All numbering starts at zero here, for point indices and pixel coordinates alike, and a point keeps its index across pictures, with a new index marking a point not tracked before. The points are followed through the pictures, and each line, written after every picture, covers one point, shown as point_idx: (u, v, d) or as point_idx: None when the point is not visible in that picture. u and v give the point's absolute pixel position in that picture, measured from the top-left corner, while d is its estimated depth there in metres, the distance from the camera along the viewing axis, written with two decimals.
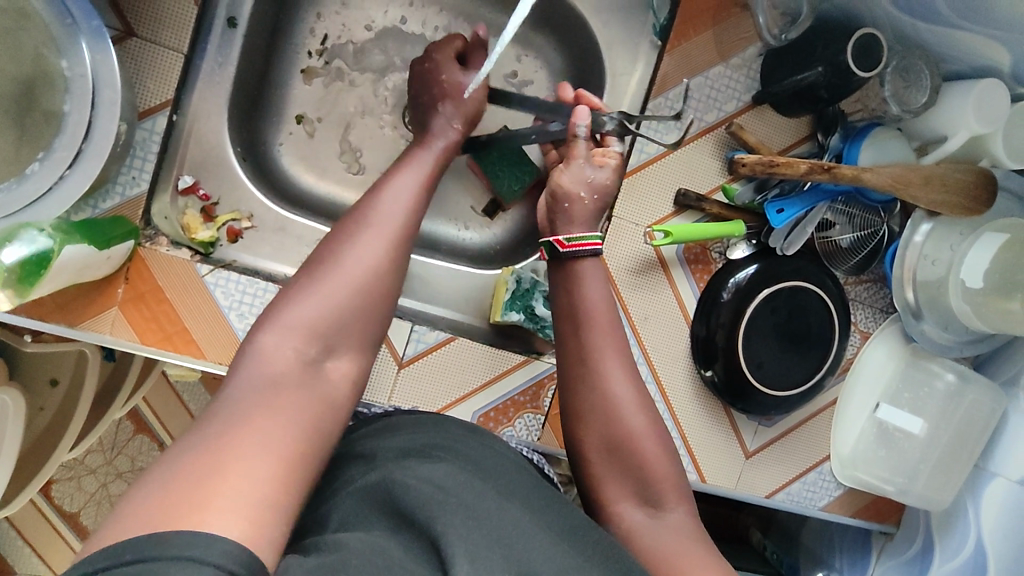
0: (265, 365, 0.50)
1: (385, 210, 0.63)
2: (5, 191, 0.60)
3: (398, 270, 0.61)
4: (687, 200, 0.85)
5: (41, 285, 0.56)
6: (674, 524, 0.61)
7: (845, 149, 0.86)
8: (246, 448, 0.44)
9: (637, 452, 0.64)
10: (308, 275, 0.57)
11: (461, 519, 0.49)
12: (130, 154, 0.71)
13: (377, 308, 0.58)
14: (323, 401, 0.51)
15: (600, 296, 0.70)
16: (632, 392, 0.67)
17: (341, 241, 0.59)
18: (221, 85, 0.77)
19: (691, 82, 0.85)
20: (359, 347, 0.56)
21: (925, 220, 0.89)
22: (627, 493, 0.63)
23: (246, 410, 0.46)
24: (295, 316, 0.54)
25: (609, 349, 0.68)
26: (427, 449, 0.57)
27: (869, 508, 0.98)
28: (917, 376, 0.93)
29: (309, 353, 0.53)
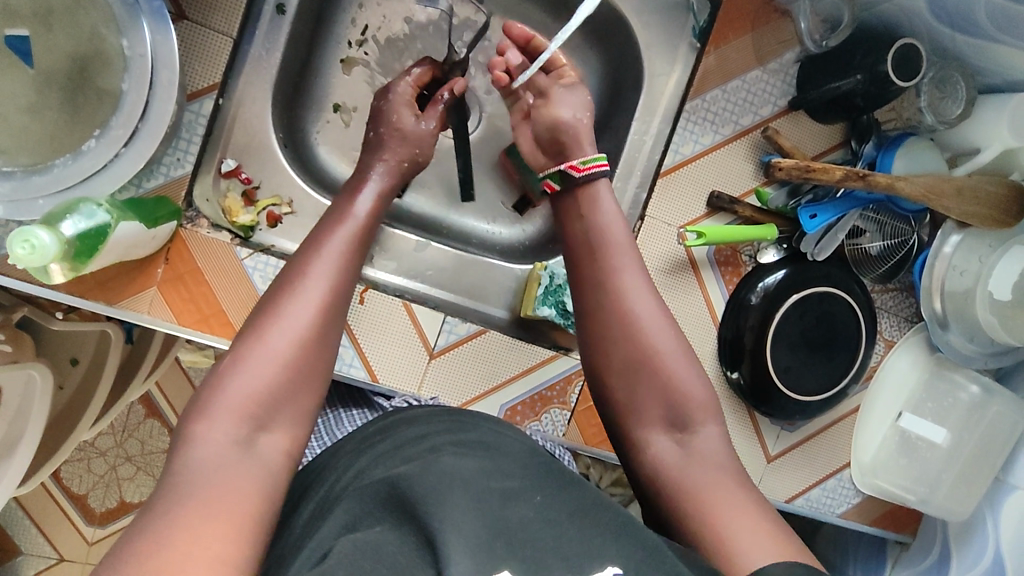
0: (198, 456, 0.49)
1: (314, 273, 0.59)
2: (61, 166, 0.61)
3: (327, 337, 0.58)
4: (721, 203, 0.85)
5: (97, 259, 0.57)
6: (705, 443, 0.62)
7: (879, 158, 0.87)
8: (197, 520, 0.45)
9: (660, 370, 0.64)
10: (235, 351, 0.55)
11: (457, 505, 0.50)
12: (177, 135, 0.72)
13: (310, 379, 0.56)
14: (262, 478, 0.50)
15: (617, 225, 0.70)
16: (654, 306, 0.66)
17: (268, 311, 0.57)
18: (267, 70, 0.78)
19: (728, 85, 0.86)
20: (297, 417, 0.55)
21: (954, 231, 0.89)
22: (656, 418, 0.63)
23: (190, 493, 0.47)
24: (223, 402, 0.52)
25: (625, 271, 0.67)
26: (427, 438, 0.58)
27: (888, 517, 0.98)
28: (941, 387, 0.94)
29: (242, 435, 0.51)
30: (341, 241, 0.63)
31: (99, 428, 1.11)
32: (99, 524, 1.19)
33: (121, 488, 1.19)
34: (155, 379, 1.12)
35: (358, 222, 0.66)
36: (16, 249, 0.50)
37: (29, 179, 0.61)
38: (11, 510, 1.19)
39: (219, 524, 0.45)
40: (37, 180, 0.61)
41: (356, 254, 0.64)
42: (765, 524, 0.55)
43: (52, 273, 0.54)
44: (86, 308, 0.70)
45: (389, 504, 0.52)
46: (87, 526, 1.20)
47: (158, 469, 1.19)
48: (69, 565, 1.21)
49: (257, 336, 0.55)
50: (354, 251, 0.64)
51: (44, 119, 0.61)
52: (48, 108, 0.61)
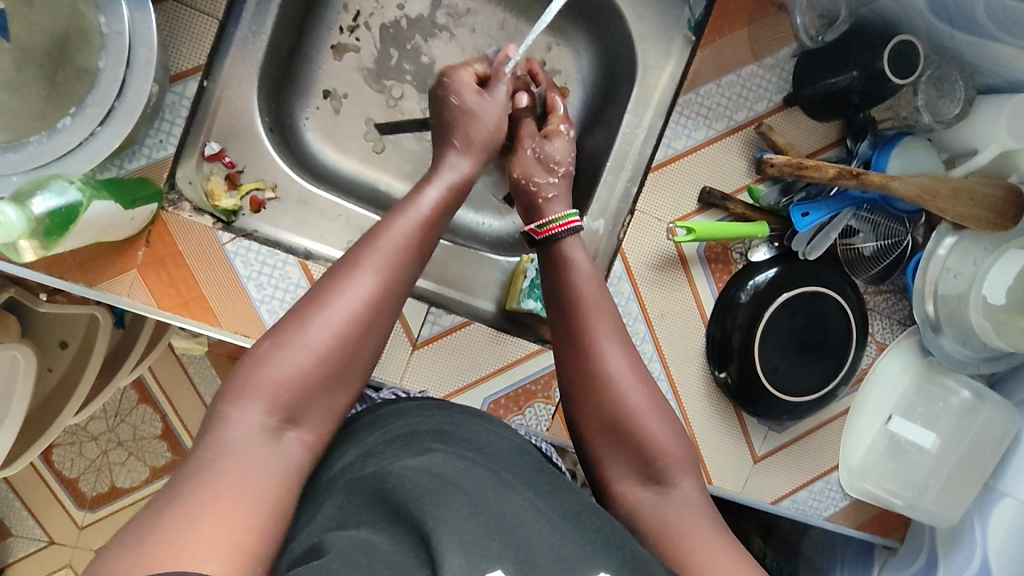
0: (226, 435, 0.48)
1: (363, 268, 0.56)
2: (35, 144, 0.59)
3: (375, 335, 0.55)
4: (712, 199, 0.84)
5: (66, 240, 0.56)
6: (684, 500, 0.60)
7: (874, 156, 0.85)
8: (216, 500, 0.43)
9: (638, 431, 0.61)
10: (276, 335, 0.52)
11: (454, 503, 0.49)
12: (159, 116, 0.71)
13: (349, 378, 0.54)
14: (285, 462, 0.49)
15: (586, 277, 0.67)
16: (630, 366, 0.64)
17: (314, 300, 0.54)
18: (254, 54, 0.77)
19: (722, 80, 0.85)
20: (328, 411, 0.53)
21: (950, 233, 0.88)
22: (632, 474, 0.62)
23: (210, 469, 0.45)
24: (258, 385, 0.50)
25: (599, 329, 0.65)
26: (417, 433, 0.57)
27: (875, 521, 0.96)
28: (932, 391, 0.93)
29: (274, 423, 0.50)
30: (402, 235, 0.59)
31: (89, 413, 1.11)
32: (90, 508, 1.19)
33: (112, 473, 1.19)
34: (146, 366, 1.12)
35: (423, 214, 0.62)
36: None
37: (2, 156, 0.59)
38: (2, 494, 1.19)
39: (239, 497, 0.44)
40: (10, 157, 0.59)
41: (412, 251, 0.59)
42: (747, 569, 0.54)
43: (22, 251, 0.53)
44: (66, 290, 0.70)
45: (377, 498, 0.51)
46: (78, 510, 1.19)
47: (149, 455, 1.19)
48: (59, 548, 1.21)
49: (299, 323, 0.53)
50: (415, 246, 0.60)
51: (22, 96, 0.62)
52: (27, 85, 0.62)
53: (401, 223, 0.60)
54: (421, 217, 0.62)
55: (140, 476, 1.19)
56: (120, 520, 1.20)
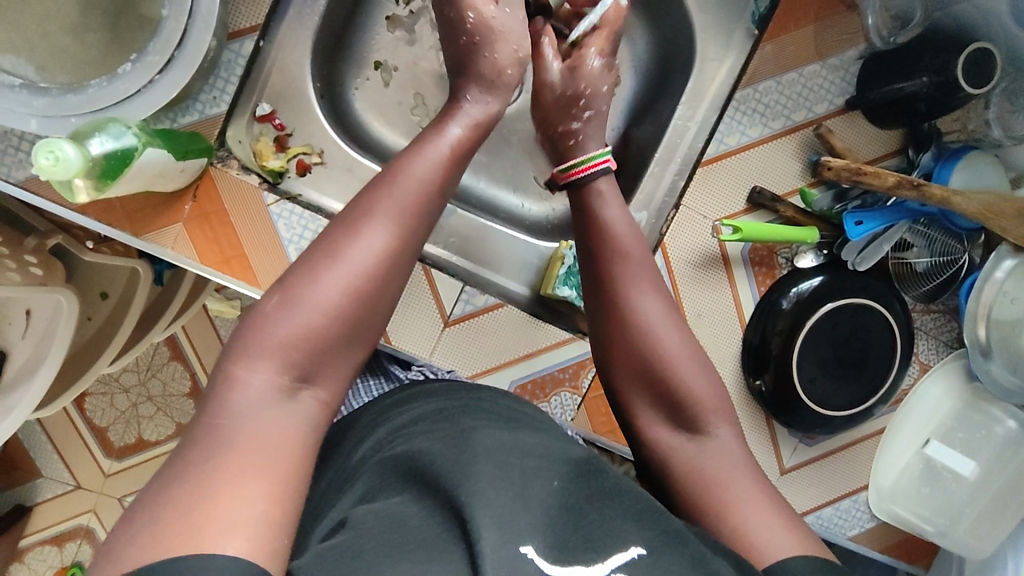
0: (240, 397, 0.46)
1: (374, 221, 0.54)
2: (95, 87, 0.60)
3: (388, 291, 0.54)
4: (762, 199, 0.82)
5: (119, 184, 0.57)
6: (720, 448, 0.59)
7: (936, 169, 0.81)
8: (239, 468, 0.43)
9: (672, 375, 0.60)
10: (284, 290, 0.51)
11: (485, 472, 0.48)
12: (215, 73, 0.72)
13: (364, 333, 0.53)
14: (306, 427, 0.48)
15: (624, 224, 0.66)
16: (662, 309, 0.63)
17: (324, 254, 0.52)
18: (310, 19, 0.77)
19: (783, 77, 0.82)
20: (341, 371, 0.52)
21: (1011, 255, 0.83)
22: (663, 418, 0.61)
23: (231, 437, 0.44)
24: (267, 343, 0.49)
25: (631, 277, 0.63)
26: (449, 411, 0.58)
27: (901, 546, 0.92)
28: (975, 419, 0.90)
29: (286, 383, 0.49)
30: (412, 185, 0.57)
31: (124, 364, 1.14)
32: (116, 458, 1.22)
33: (140, 426, 1.22)
34: (181, 324, 1.14)
35: (438, 165, 0.60)
36: (40, 158, 0.50)
37: (64, 97, 0.59)
38: (34, 436, 1.22)
39: (259, 472, 0.43)
40: (71, 98, 0.59)
41: (427, 205, 0.57)
42: (785, 518, 0.53)
43: (75, 190, 0.54)
44: (114, 237, 0.71)
45: (405, 477, 0.50)
46: (104, 459, 1.22)
47: (176, 411, 1.22)
48: (83, 494, 1.23)
49: (306, 280, 0.51)
50: (428, 200, 0.58)
51: (86, 40, 0.63)
52: (90, 30, 0.64)
53: (412, 172, 0.58)
54: (435, 171, 0.59)
55: (166, 431, 1.22)
56: (144, 472, 1.23)
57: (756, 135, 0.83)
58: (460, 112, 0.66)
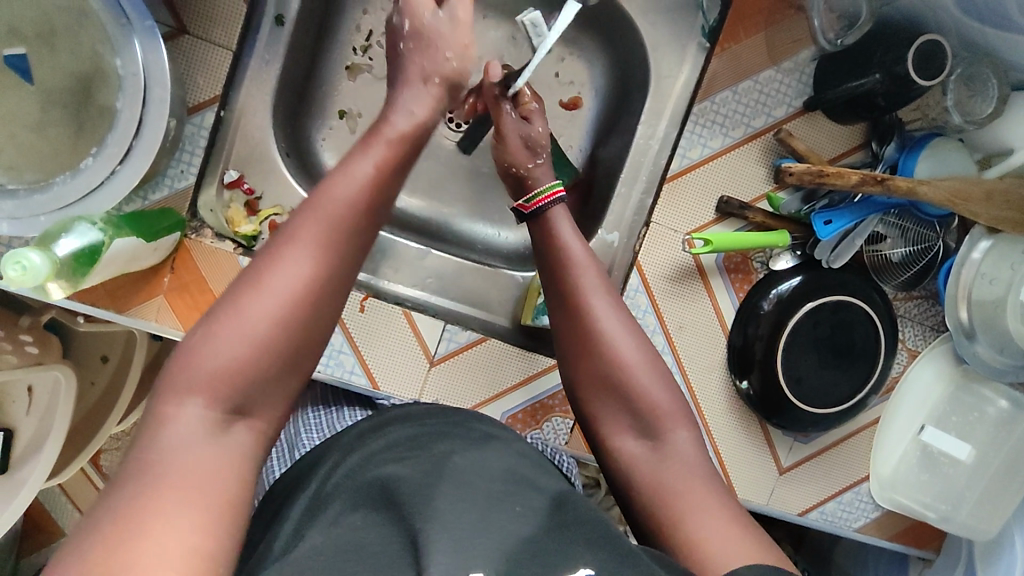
0: (172, 432, 0.46)
1: (299, 246, 0.53)
2: (60, 184, 0.63)
3: (319, 315, 0.53)
4: (730, 208, 0.83)
5: (92, 276, 0.60)
6: (677, 454, 0.60)
7: (901, 160, 0.82)
8: (164, 501, 0.42)
9: (629, 385, 0.62)
10: (210, 323, 0.50)
11: (448, 497, 0.48)
12: (180, 147, 0.73)
13: (300, 359, 0.53)
14: (240, 458, 0.48)
15: (578, 246, 0.68)
16: (618, 320, 0.64)
17: (248, 285, 0.51)
18: (268, 82, 0.78)
19: (739, 86, 0.83)
20: (277, 398, 0.52)
21: (985, 237, 0.84)
22: (625, 426, 0.62)
23: (160, 468, 0.44)
24: (195, 376, 0.48)
25: (586, 286, 0.65)
26: (417, 421, 0.58)
27: (909, 532, 0.93)
28: (968, 401, 0.90)
29: (219, 415, 0.48)
30: (336, 203, 0.55)
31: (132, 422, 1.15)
32: None
33: None
34: None
35: (362, 179, 0.57)
36: (8, 270, 0.53)
37: (31, 198, 0.62)
38: (55, 497, 1.25)
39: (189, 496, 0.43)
40: (39, 198, 0.62)
41: (351, 225, 0.55)
42: (737, 525, 0.55)
43: (51, 290, 0.57)
44: (98, 316, 0.72)
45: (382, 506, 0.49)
46: None
47: None
48: None
49: (234, 309, 0.50)
50: (356, 217, 0.56)
51: (49, 136, 0.64)
52: (52, 126, 0.64)
53: (337, 189, 0.56)
54: (360, 188, 0.57)
55: None
56: None
57: (720, 144, 0.84)
58: (380, 129, 0.62)
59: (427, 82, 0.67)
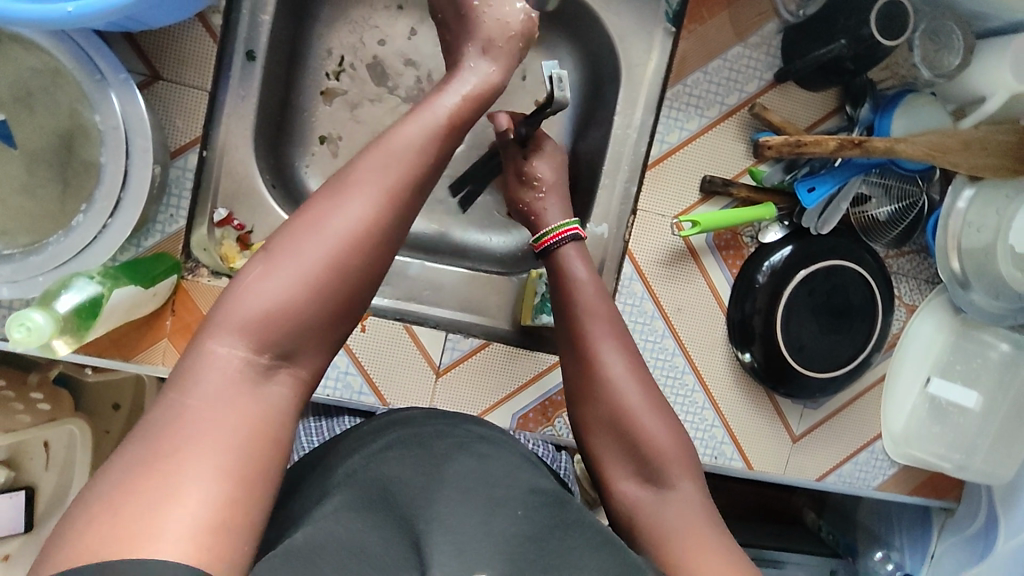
0: (208, 378, 0.42)
1: (363, 188, 0.48)
2: (55, 243, 0.64)
3: (373, 272, 0.49)
4: (715, 186, 0.84)
5: (96, 329, 0.61)
6: (682, 502, 0.58)
7: (877, 120, 0.82)
8: (196, 453, 0.38)
9: (636, 430, 0.61)
10: (265, 259, 0.46)
11: (448, 499, 0.49)
12: (166, 193, 0.75)
13: (350, 313, 0.48)
14: (278, 414, 0.43)
15: (585, 282, 0.69)
16: (626, 365, 0.64)
17: (308, 224, 0.47)
18: (246, 117, 0.79)
19: (709, 66, 0.84)
20: (324, 348, 0.47)
21: (967, 185, 0.85)
22: (630, 470, 0.61)
23: (192, 419, 0.40)
24: (241, 317, 0.44)
25: (595, 333, 0.66)
26: (422, 437, 0.55)
27: (926, 485, 0.95)
28: (969, 348, 0.90)
29: (262, 360, 0.44)
30: (406, 149, 0.50)
31: None
32: None
33: None
34: None
35: (434, 130, 0.53)
36: (14, 333, 0.53)
37: (27, 260, 0.63)
38: None
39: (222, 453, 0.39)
40: (34, 259, 0.63)
41: (421, 176, 0.51)
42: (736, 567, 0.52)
43: (57, 347, 0.58)
44: (106, 366, 0.73)
45: None
46: None
47: None
48: None
49: (290, 248, 0.46)
50: (427, 166, 0.51)
51: (39, 197, 0.65)
52: (40, 187, 0.65)
53: (406, 134, 0.51)
54: (428, 136, 0.52)
55: None
56: None
57: (697, 125, 0.84)
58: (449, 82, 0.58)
59: (493, 47, 0.63)
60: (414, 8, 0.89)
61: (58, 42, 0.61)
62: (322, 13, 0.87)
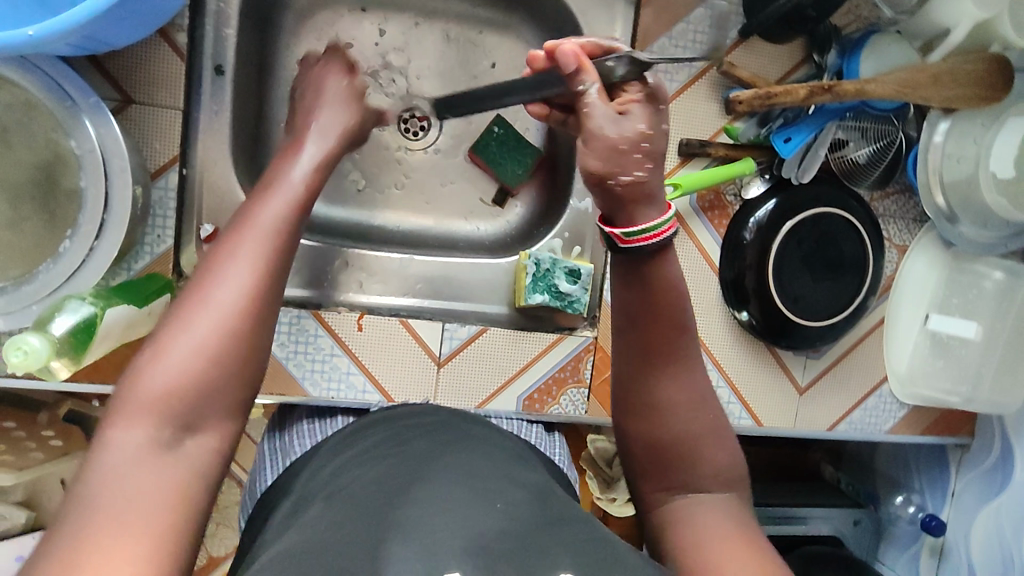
0: (110, 461, 0.41)
1: (236, 257, 0.48)
2: (44, 271, 0.65)
3: (261, 333, 0.48)
4: (692, 148, 0.84)
5: (93, 350, 0.61)
6: (720, 515, 0.51)
7: (845, 65, 0.83)
8: (105, 531, 0.38)
9: (685, 444, 0.53)
10: (154, 339, 0.45)
11: (426, 494, 0.45)
12: (151, 215, 0.75)
13: (250, 374, 0.47)
14: (194, 479, 0.43)
15: (660, 275, 0.56)
16: (679, 373, 0.55)
17: (191, 295, 0.47)
18: (222, 132, 0.80)
19: (673, 31, 0.84)
20: (234, 413, 0.46)
21: (942, 119, 0.85)
22: (668, 477, 0.54)
23: (102, 499, 0.39)
24: (137, 399, 0.43)
25: (656, 332, 0.56)
26: (401, 434, 0.56)
27: (938, 423, 0.95)
28: (963, 280, 0.90)
29: (167, 432, 0.43)
30: (275, 217, 0.51)
31: None
32: None
33: None
34: None
35: (293, 201, 0.53)
36: (11, 357, 0.54)
37: (19, 290, 0.64)
38: None
39: (139, 535, 0.38)
40: (26, 289, 0.64)
41: (285, 243, 0.51)
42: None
43: (56, 370, 0.59)
44: (111, 391, 0.74)
45: None
46: None
47: None
48: None
49: (179, 320, 0.46)
50: (293, 231, 0.52)
51: (24, 229, 0.66)
52: (25, 220, 0.66)
53: (268, 206, 0.52)
54: (289, 206, 0.53)
55: None
56: None
57: (667, 90, 0.85)
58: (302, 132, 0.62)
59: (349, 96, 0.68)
60: (377, 10, 0.90)
61: (23, 72, 0.62)
62: (286, 23, 0.87)
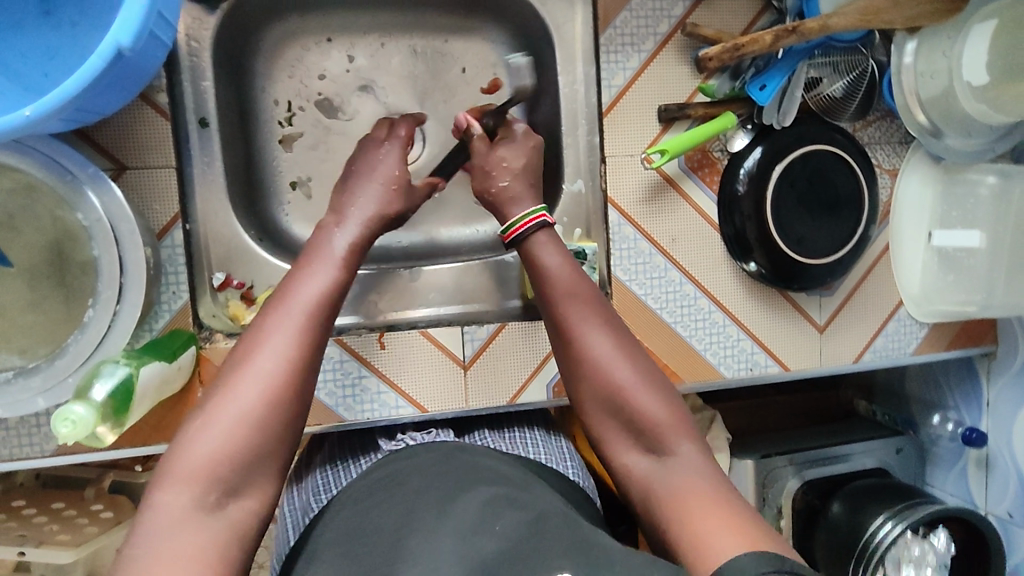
0: (156, 523, 0.48)
1: (274, 331, 0.56)
2: (73, 343, 0.66)
3: (295, 397, 0.55)
4: (671, 113, 0.86)
5: (132, 411, 0.63)
6: (684, 466, 0.58)
7: (805, 4, 0.85)
8: None
9: (630, 406, 0.62)
10: (201, 414, 0.53)
11: (426, 532, 0.48)
12: (163, 273, 0.76)
13: (286, 433, 0.54)
14: (231, 536, 0.50)
15: (562, 269, 0.68)
16: (612, 346, 0.65)
17: (230, 371, 0.55)
18: (217, 182, 0.82)
19: (632, 3, 0.85)
20: (268, 472, 0.53)
21: (909, 39, 0.86)
22: (630, 442, 0.62)
23: (154, 559, 0.46)
24: (184, 467, 0.50)
25: (577, 316, 0.66)
26: (397, 474, 0.59)
27: (962, 335, 0.97)
28: (960, 191, 0.91)
29: (209, 496, 0.50)
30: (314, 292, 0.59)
31: None
32: None
33: None
34: None
35: (332, 274, 0.61)
36: (61, 428, 0.55)
37: (53, 366, 0.66)
38: None
39: None
40: (59, 363, 0.66)
41: (323, 313, 0.59)
42: (739, 525, 0.51)
43: (103, 436, 0.60)
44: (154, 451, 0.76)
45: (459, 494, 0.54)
46: None
47: None
48: None
49: (223, 393, 0.53)
50: (327, 302, 0.59)
51: (46, 308, 0.67)
52: (46, 299, 0.68)
53: (309, 281, 0.60)
54: (325, 281, 0.60)
55: None
56: None
57: (637, 61, 0.86)
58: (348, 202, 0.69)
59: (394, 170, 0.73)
60: (343, 37, 0.92)
61: (21, 155, 0.64)
62: (258, 66, 0.89)
